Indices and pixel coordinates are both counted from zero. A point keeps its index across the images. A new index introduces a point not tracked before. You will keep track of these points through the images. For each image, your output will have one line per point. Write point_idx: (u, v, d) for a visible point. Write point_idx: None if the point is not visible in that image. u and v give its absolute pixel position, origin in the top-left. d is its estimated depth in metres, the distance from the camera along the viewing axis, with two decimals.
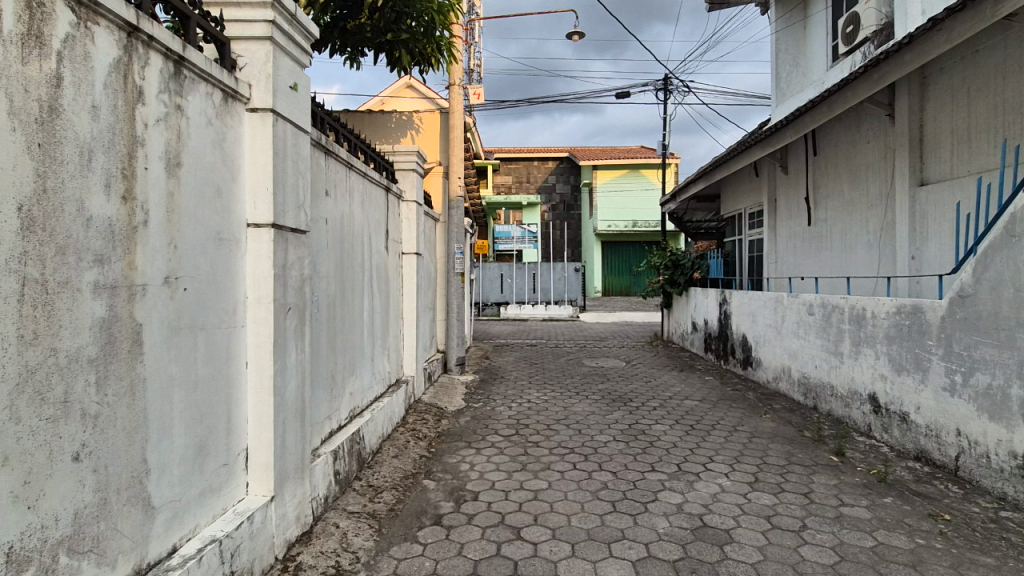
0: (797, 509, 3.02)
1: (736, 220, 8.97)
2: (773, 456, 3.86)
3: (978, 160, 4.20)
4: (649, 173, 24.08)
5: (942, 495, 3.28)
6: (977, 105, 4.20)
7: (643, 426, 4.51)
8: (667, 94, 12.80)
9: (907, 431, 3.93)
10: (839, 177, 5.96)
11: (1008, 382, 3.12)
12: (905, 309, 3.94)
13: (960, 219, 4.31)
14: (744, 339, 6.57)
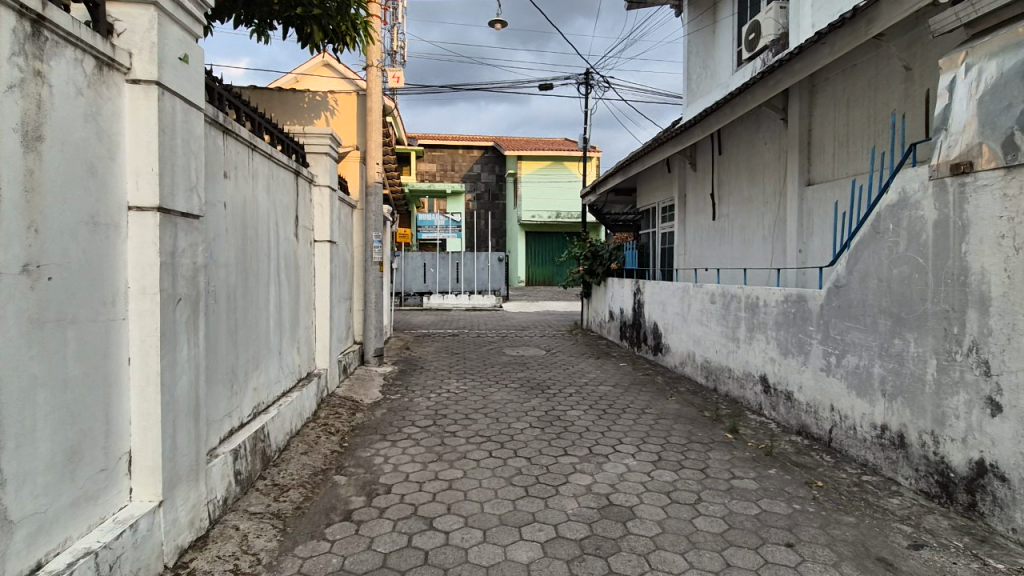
0: (694, 484, 3.25)
1: (650, 213, 9.39)
2: (676, 436, 4.13)
3: (854, 163, 4.67)
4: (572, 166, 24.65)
5: (817, 464, 3.67)
6: (854, 115, 4.66)
7: (559, 412, 4.65)
8: (588, 89, 13.14)
9: (791, 408, 4.34)
10: (740, 176, 6.40)
11: (872, 362, 3.54)
12: (792, 298, 4.33)
13: (838, 217, 4.79)
14: (655, 326, 6.93)
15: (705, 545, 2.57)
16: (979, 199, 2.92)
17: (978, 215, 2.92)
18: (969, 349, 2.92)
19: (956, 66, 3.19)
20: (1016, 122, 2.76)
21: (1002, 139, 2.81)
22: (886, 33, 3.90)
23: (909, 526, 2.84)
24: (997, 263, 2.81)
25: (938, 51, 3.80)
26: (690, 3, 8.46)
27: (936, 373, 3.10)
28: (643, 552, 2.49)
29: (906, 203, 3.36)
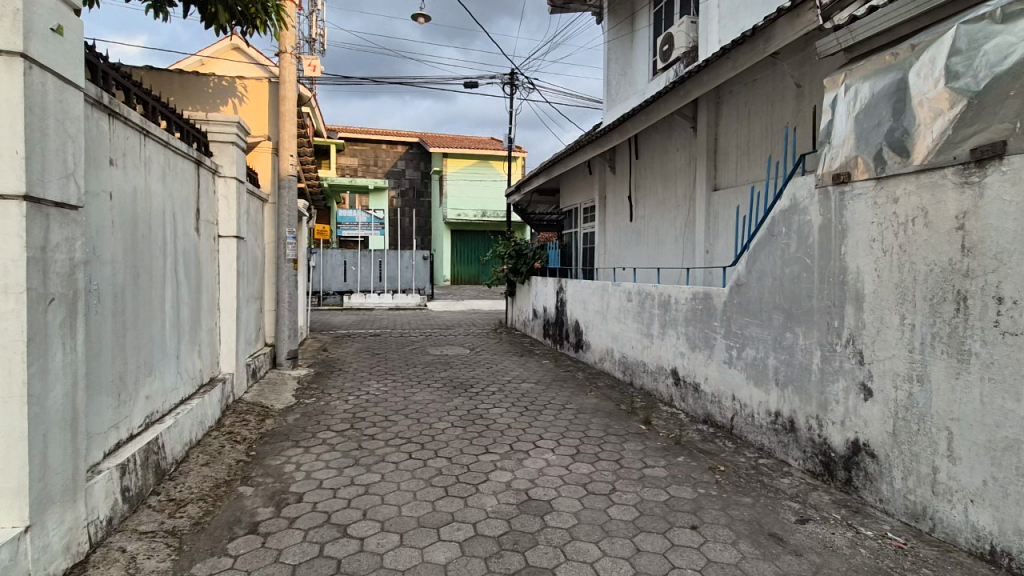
0: (609, 474, 3.38)
1: (573, 214, 9.64)
2: (594, 429, 4.27)
3: (752, 171, 5.05)
4: (498, 165, 24.83)
5: (720, 450, 3.94)
6: (753, 126, 5.04)
7: (481, 410, 4.66)
8: (513, 89, 13.28)
9: (698, 399, 4.62)
10: (654, 180, 6.73)
11: (767, 354, 3.86)
12: (699, 295, 4.61)
13: (739, 220, 5.16)
14: (577, 324, 7.12)
15: (617, 533, 2.68)
16: (854, 207, 3.27)
17: (854, 220, 3.27)
18: (847, 341, 3.26)
19: (838, 87, 3.55)
20: (884, 139, 3.11)
21: (873, 153, 3.16)
22: (780, 53, 4.25)
23: (797, 503, 3.12)
24: (869, 263, 3.16)
25: (823, 72, 4.20)
26: (610, 11, 8.77)
27: (820, 362, 3.44)
28: (560, 544, 2.55)
29: (796, 209, 3.68)
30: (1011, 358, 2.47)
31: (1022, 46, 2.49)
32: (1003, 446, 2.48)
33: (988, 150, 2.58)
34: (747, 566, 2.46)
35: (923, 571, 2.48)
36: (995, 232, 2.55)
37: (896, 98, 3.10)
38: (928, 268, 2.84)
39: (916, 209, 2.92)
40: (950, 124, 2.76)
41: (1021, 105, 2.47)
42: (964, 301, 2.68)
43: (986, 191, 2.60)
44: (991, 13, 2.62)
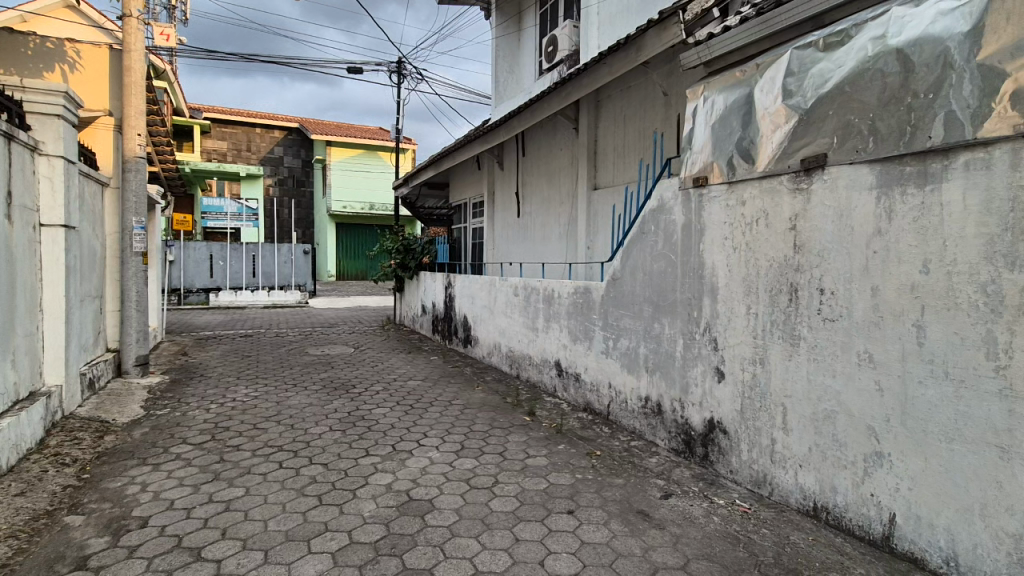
0: (493, 468, 3.42)
1: (462, 209, 9.62)
2: (479, 423, 4.29)
3: (626, 172, 5.38)
4: (387, 157, 24.10)
5: (597, 435, 4.15)
6: (628, 130, 5.37)
7: (364, 411, 4.47)
8: (400, 78, 12.89)
9: (579, 388, 4.84)
10: (540, 177, 6.92)
11: (638, 344, 4.14)
12: (580, 289, 4.81)
13: (615, 218, 5.48)
14: (465, 319, 7.11)
15: (497, 524, 2.71)
16: (711, 208, 3.61)
17: (710, 220, 3.60)
18: (705, 329, 3.59)
19: (698, 97, 3.89)
20: (734, 148, 3.46)
21: (726, 159, 3.51)
22: (650, 62, 4.56)
23: (662, 480, 3.38)
24: (723, 259, 3.50)
25: (686, 83, 4.57)
26: (497, 7, 8.84)
27: (682, 349, 3.76)
28: (439, 543, 2.51)
29: (663, 209, 3.98)
30: (830, 341, 2.88)
31: (839, 72, 2.89)
32: (824, 417, 2.89)
33: (815, 161, 2.97)
34: (616, 543, 2.61)
35: (761, 531, 2.81)
36: (819, 232, 2.95)
37: (745, 110, 3.46)
38: (769, 264, 3.21)
39: (759, 211, 3.28)
40: (786, 137, 3.14)
41: (838, 123, 2.87)
42: (795, 293, 3.06)
43: (812, 197, 2.99)
44: (816, 42, 3.03)
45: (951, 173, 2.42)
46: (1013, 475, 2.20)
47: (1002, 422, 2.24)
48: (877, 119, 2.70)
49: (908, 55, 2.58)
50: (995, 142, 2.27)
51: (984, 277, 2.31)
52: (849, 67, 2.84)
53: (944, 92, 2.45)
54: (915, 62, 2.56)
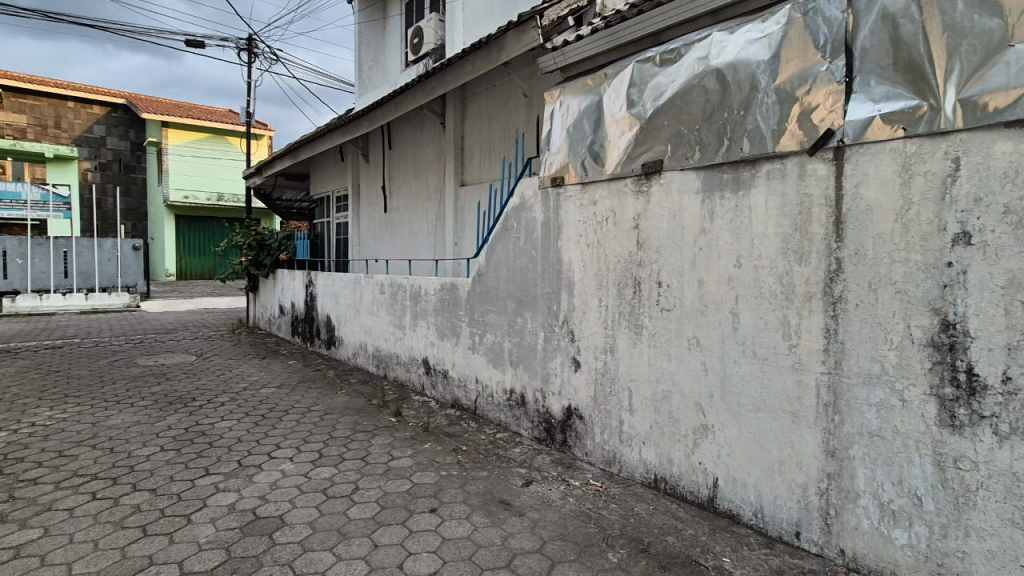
0: (353, 474, 3.27)
1: (325, 202, 9.08)
2: (341, 429, 4.09)
3: (491, 170, 5.49)
4: (236, 142, 21.94)
5: (464, 431, 4.18)
6: (492, 128, 5.47)
7: (205, 426, 4.01)
8: (252, 58, 11.79)
9: (447, 385, 4.83)
10: (406, 171, 6.77)
11: (503, 338, 4.24)
12: (446, 286, 4.78)
13: (480, 215, 5.56)
14: (328, 319, 6.73)
15: (355, 533, 2.60)
16: (567, 206, 3.80)
17: (566, 218, 3.80)
18: (563, 321, 3.79)
19: (555, 101, 4.07)
20: (586, 150, 3.69)
21: (580, 161, 3.72)
22: (511, 63, 4.68)
23: (524, 468, 3.50)
24: (577, 254, 3.72)
25: (545, 86, 4.77)
26: None
27: (543, 342, 3.92)
28: (288, 561, 2.34)
29: (524, 206, 4.11)
30: (667, 329, 3.20)
31: (672, 86, 3.21)
32: (662, 397, 3.21)
33: (653, 166, 3.27)
34: (477, 536, 2.65)
35: (610, 506, 3.04)
36: (657, 231, 3.26)
37: (596, 116, 3.70)
38: (616, 259, 3.47)
39: (608, 211, 3.54)
40: (629, 143, 3.42)
41: (671, 133, 3.19)
42: (638, 286, 3.35)
43: (651, 198, 3.29)
44: (654, 58, 3.34)
45: (757, 180, 2.81)
46: (801, 435, 2.64)
47: (794, 391, 2.67)
48: (702, 130, 3.05)
49: (725, 76, 2.96)
50: (788, 156, 2.69)
51: (780, 269, 2.72)
52: (680, 83, 3.17)
53: (751, 110, 2.84)
54: (730, 83, 2.94)
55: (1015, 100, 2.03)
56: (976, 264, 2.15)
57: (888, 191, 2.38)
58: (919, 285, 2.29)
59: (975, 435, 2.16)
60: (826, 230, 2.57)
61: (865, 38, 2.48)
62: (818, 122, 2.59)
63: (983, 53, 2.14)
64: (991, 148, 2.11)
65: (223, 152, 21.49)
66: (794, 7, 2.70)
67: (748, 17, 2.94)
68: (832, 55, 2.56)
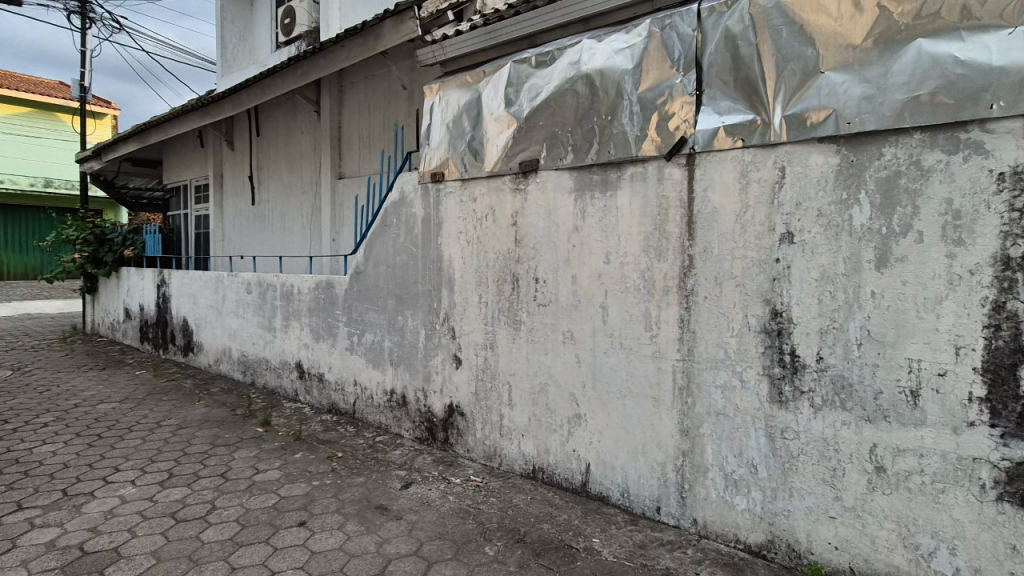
0: (209, 493, 2.97)
1: (182, 192, 8.15)
2: (196, 444, 3.69)
3: (369, 163, 5.29)
4: (67, 119, 18.97)
5: (340, 436, 3.99)
6: (371, 120, 5.26)
7: (19, 453, 3.40)
8: (85, 23, 10.21)
9: (323, 389, 4.58)
10: (277, 161, 6.29)
11: (383, 338, 4.10)
12: (320, 284, 4.51)
13: (358, 209, 5.34)
14: (185, 323, 6.06)
15: (208, 558, 2.36)
16: (447, 202, 3.77)
17: (446, 214, 3.76)
18: (444, 319, 3.75)
19: (434, 95, 4.01)
20: (466, 147, 3.68)
21: (459, 157, 3.70)
22: (389, 53, 4.54)
23: (404, 470, 3.42)
24: (457, 251, 3.70)
25: (426, 80, 4.69)
26: None
27: (424, 340, 3.86)
28: None
29: (404, 201, 4.00)
30: (543, 323, 3.30)
31: (546, 88, 3.31)
32: (539, 390, 3.31)
33: (529, 165, 3.35)
34: (350, 545, 2.53)
35: (489, 500, 3.07)
36: (533, 228, 3.34)
37: (475, 112, 3.70)
38: (495, 256, 3.51)
39: (488, 207, 3.56)
40: (507, 141, 3.47)
41: (546, 133, 3.29)
42: (516, 282, 3.42)
43: (528, 197, 3.37)
44: (530, 59, 3.41)
45: (622, 182, 2.99)
46: (661, 418, 2.87)
47: (655, 378, 2.89)
48: (574, 132, 3.18)
49: (594, 81, 3.10)
50: (649, 160, 2.90)
51: (643, 265, 2.92)
52: (554, 85, 3.27)
53: (617, 116, 3.01)
54: (599, 88, 3.09)
55: (824, 119, 2.37)
56: (797, 259, 2.47)
57: (730, 195, 2.65)
58: (754, 278, 2.59)
59: (797, 408, 2.49)
60: (680, 229, 2.80)
61: (711, 55, 2.73)
62: (673, 130, 2.81)
63: (801, 77, 2.46)
64: (807, 160, 2.43)
65: (49, 130, 18.51)
66: (653, 22, 2.90)
67: (614, 27, 3.11)
68: (685, 69, 2.80)
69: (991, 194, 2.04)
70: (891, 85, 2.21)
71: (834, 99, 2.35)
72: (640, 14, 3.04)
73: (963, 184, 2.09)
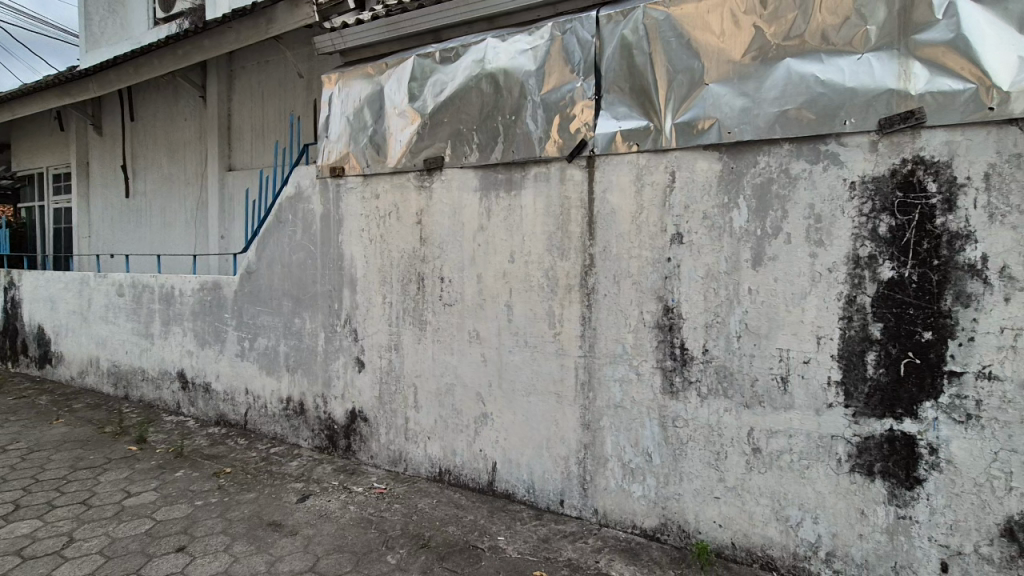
0: (66, 524, 2.71)
1: (36, 182, 7.13)
2: (53, 470, 3.33)
3: (262, 155, 4.94)
4: None
5: (229, 450, 3.69)
6: (265, 108, 4.91)
7: None
8: None
9: (209, 400, 4.20)
10: (156, 149, 5.70)
11: (278, 342, 3.84)
12: (206, 285, 4.14)
13: (250, 204, 4.97)
14: (41, 332, 5.32)
15: None
16: (348, 199, 3.60)
17: (347, 211, 3.60)
18: (345, 321, 3.59)
19: (334, 86, 3.81)
20: (367, 141, 3.54)
21: (360, 152, 3.55)
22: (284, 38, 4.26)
23: (301, 482, 3.24)
24: (359, 250, 3.55)
25: (326, 69, 4.45)
26: None
27: (324, 343, 3.67)
28: None
29: (300, 197, 3.77)
30: (448, 323, 3.26)
31: (451, 85, 3.26)
32: (445, 391, 3.27)
33: (433, 162, 3.28)
34: (236, 568, 2.40)
35: (393, 507, 2.98)
36: (438, 226, 3.29)
37: (377, 106, 3.57)
38: (399, 255, 3.41)
39: (391, 205, 3.45)
40: (410, 137, 3.38)
41: (450, 131, 3.25)
42: (421, 282, 3.34)
43: (433, 194, 3.31)
44: (434, 54, 3.34)
45: (526, 182, 3.03)
46: (564, 413, 2.94)
47: (558, 374, 2.95)
48: (478, 130, 3.17)
49: (498, 80, 3.11)
50: (552, 161, 2.95)
51: (546, 264, 2.97)
52: (458, 82, 3.23)
53: (521, 116, 3.03)
54: (502, 88, 3.10)
55: (709, 128, 2.53)
56: (685, 259, 2.63)
57: (626, 196, 2.77)
58: (649, 277, 2.72)
59: (686, 398, 2.65)
60: (581, 229, 2.88)
61: (609, 62, 2.83)
62: (574, 132, 2.88)
63: (689, 87, 2.62)
64: (694, 165, 2.60)
65: None
66: (555, 26, 2.96)
67: (517, 28, 3.13)
68: (585, 73, 2.88)
69: (845, 201, 2.29)
70: (764, 99, 2.42)
71: (717, 109, 2.52)
72: (543, 17, 3.08)
73: (823, 191, 2.33)
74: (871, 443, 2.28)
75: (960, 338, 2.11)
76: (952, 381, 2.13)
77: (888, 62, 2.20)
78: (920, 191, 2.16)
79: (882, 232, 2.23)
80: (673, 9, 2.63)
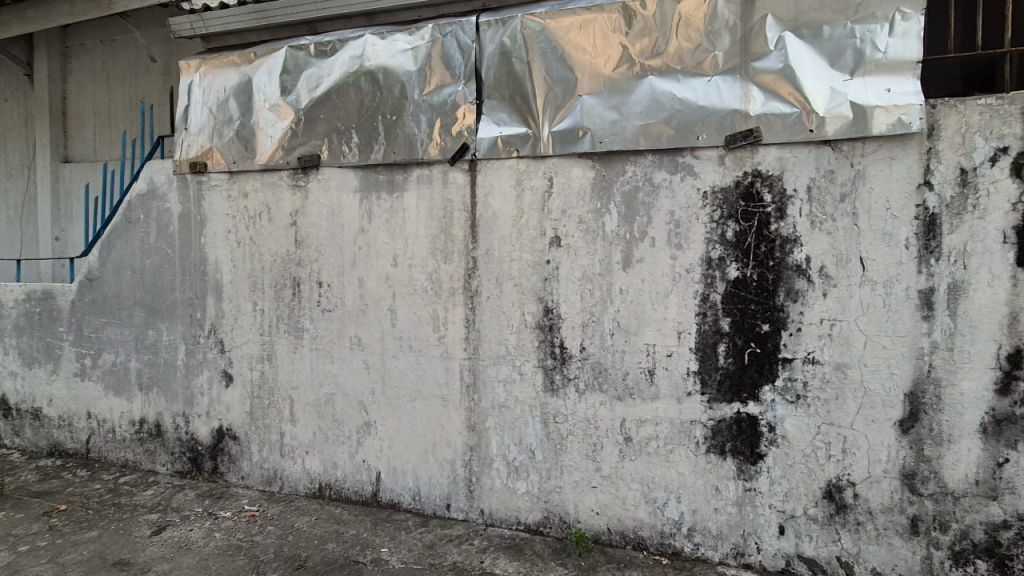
0: None
1: None
2: None
3: (106, 146, 4.37)
4: None
5: (65, 485, 3.24)
6: (110, 93, 4.34)
7: None
8: None
9: (40, 428, 3.63)
10: None
11: (128, 358, 3.42)
12: (33, 297, 3.56)
13: (91, 201, 4.36)
14: None
15: None
16: (212, 198, 3.29)
17: (211, 211, 3.29)
18: (209, 331, 3.28)
19: (193, 73, 3.46)
20: (233, 135, 3.27)
21: (225, 146, 3.27)
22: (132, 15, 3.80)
23: (157, 512, 2.93)
24: (226, 253, 3.26)
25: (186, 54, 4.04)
26: None
27: (184, 356, 3.33)
28: None
29: (154, 194, 3.38)
30: (327, 330, 3.11)
31: (327, 80, 3.11)
32: (325, 401, 3.11)
33: (308, 160, 3.11)
34: None
35: (266, 529, 2.79)
36: (314, 228, 3.12)
37: (244, 97, 3.30)
38: (272, 258, 3.19)
39: (261, 205, 3.21)
40: (282, 133, 3.17)
41: (327, 128, 3.10)
42: (297, 287, 3.15)
43: (309, 194, 3.13)
44: (308, 46, 3.16)
45: (409, 183, 2.98)
46: (449, 416, 2.94)
47: (443, 377, 2.94)
48: (357, 129, 3.05)
49: (378, 78, 3.02)
50: (434, 163, 2.92)
51: (430, 268, 2.95)
52: (334, 77, 3.09)
53: (403, 116, 2.98)
54: (382, 87, 3.02)
55: (582, 136, 2.67)
56: (563, 261, 2.75)
57: (508, 200, 2.83)
58: (530, 278, 2.80)
59: (565, 394, 2.77)
60: (464, 232, 2.89)
61: (489, 67, 2.87)
62: (457, 134, 2.88)
63: (565, 97, 2.73)
64: (569, 172, 2.72)
65: None
66: (436, 28, 2.94)
67: (397, 26, 3.07)
68: (466, 77, 2.89)
69: (699, 208, 2.53)
70: (630, 112, 2.60)
71: (589, 120, 2.66)
72: (424, 17, 3.05)
73: (681, 199, 2.56)
74: (723, 425, 2.54)
75: (790, 328, 2.43)
76: (784, 366, 2.45)
77: (732, 85, 2.47)
78: (759, 201, 2.45)
79: (729, 237, 2.50)
80: (549, 21, 2.74)
